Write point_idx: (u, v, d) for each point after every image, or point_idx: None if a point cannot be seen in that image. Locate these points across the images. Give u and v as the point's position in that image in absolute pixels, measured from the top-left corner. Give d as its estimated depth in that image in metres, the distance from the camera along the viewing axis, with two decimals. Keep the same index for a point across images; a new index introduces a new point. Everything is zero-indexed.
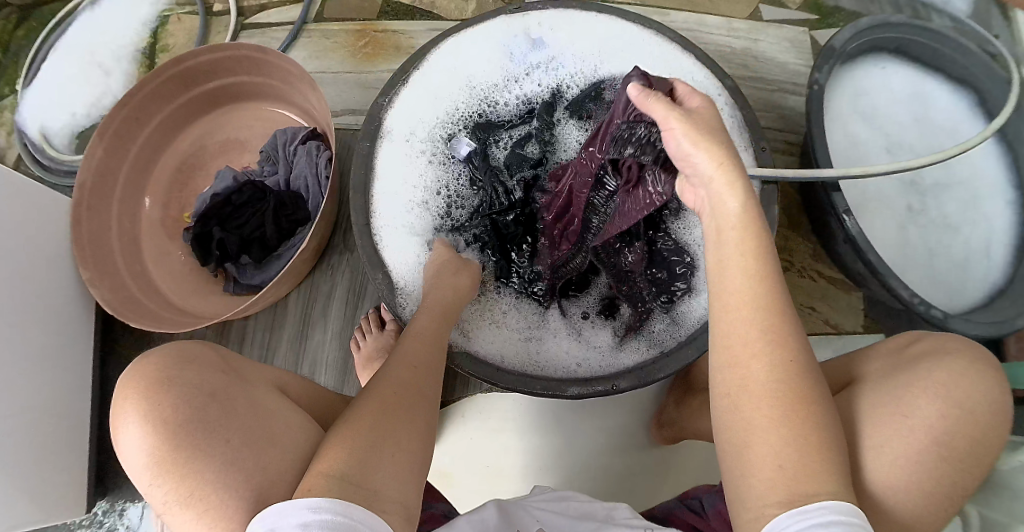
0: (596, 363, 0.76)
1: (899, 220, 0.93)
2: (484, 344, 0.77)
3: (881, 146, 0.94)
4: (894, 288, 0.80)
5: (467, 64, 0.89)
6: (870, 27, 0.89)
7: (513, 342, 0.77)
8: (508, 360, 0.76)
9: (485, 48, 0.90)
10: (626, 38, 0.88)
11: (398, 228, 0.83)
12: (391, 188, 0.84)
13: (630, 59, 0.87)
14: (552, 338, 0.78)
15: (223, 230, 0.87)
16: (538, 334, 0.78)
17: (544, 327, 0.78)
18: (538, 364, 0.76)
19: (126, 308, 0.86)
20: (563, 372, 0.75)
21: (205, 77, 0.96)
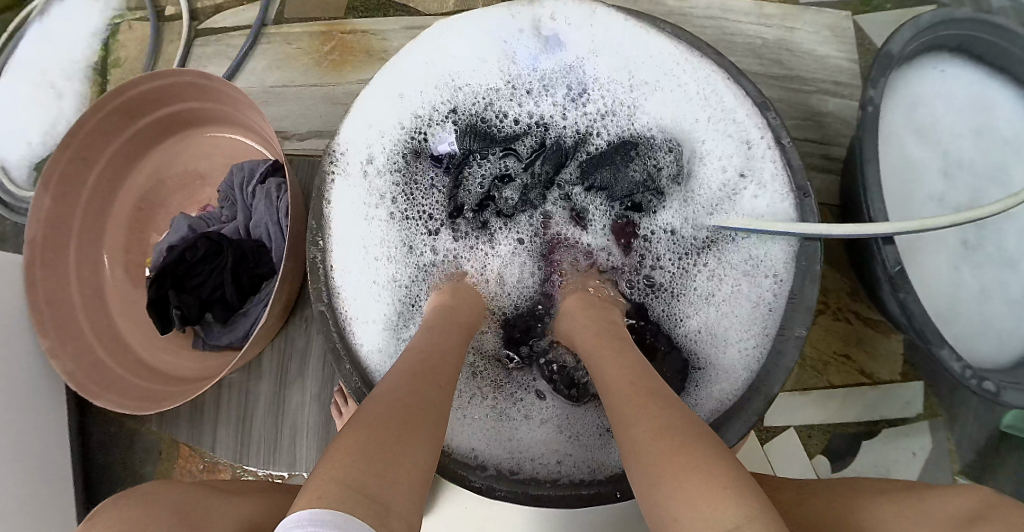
0: (584, 459, 0.69)
1: (950, 257, 0.80)
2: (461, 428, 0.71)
3: (935, 169, 0.79)
4: (944, 360, 0.70)
5: (458, 67, 0.78)
6: (932, 25, 0.73)
7: (490, 431, 0.71)
8: (492, 455, 0.70)
9: (483, 48, 0.78)
10: (655, 59, 0.75)
11: (362, 285, 0.75)
12: (351, 232, 0.76)
13: (652, 83, 0.76)
14: (535, 426, 0.71)
15: (180, 293, 0.80)
16: (519, 420, 0.72)
17: (527, 413, 0.72)
18: (519, 455, 0.70)
19: (91, 381, 0.80)
20: (545, 468, 0.69)
21: (153, 105, 0.86)
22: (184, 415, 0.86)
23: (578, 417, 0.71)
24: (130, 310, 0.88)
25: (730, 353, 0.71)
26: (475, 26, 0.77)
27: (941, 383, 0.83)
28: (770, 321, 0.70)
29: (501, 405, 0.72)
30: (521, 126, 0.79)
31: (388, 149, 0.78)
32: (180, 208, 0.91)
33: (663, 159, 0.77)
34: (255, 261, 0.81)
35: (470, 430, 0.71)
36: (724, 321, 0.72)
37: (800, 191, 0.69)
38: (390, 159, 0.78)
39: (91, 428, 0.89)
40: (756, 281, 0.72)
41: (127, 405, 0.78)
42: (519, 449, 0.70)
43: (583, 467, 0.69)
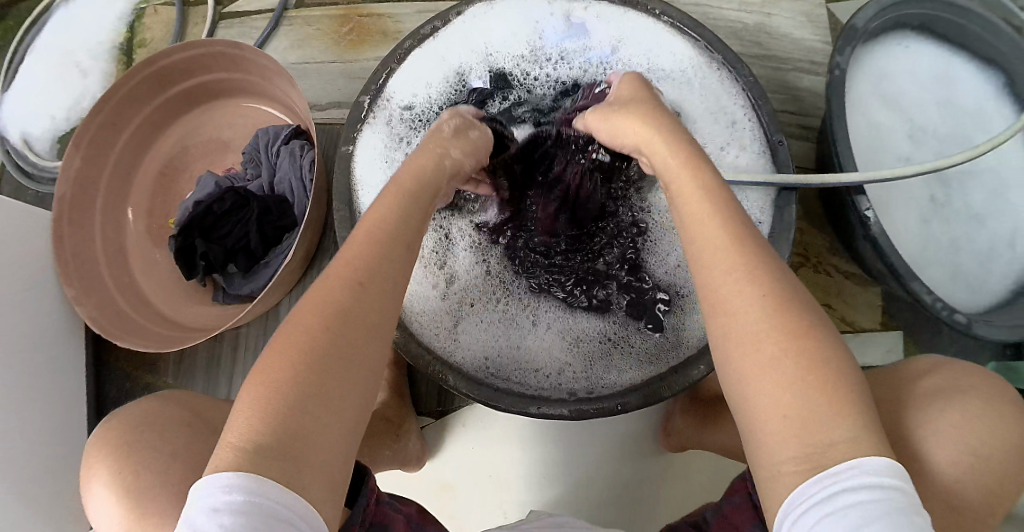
0: (585, 375, 0.71)
1: (920, 213, 0.88)
2: (463, 345, 0.73)
3: (901, 133, 0.88)
4: (915, 291, 0.75)
5: (492, 38, 0.84)
6: (894, 4, 0.83)
7: (490, 346, 0.73)
8: (494, 369, 0.72)
9: (515, 25, 0.85)
10: (670, 37, 0.81)
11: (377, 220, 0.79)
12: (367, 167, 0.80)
13: (663, 54, 0.81)
14: (535, 342, 0.73)
15: (207, 242, 0.84)
16: (520, 338, 0.74)
17: (527, 332, 0.74)
18: (519, 370, 0.72)
19: (114, 327, 0.83)
20: (542, 383, 0.71)
21: (182, 75, 0.92)
22: (201, 365, 0.89)
23: (576, 336, 0.73)
24: (150, 269, 0.91)
25: None
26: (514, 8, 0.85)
27: (918, 330, 0.89)
28: None
29: (503, 325, 0.74)
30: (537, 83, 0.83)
31: (414, 94, 0.83)
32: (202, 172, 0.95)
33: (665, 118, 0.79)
34: (279, 214, 0.85)
35: (470, 344, 0.73)
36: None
37: (772, 138, 0.76)
38: (420, 114, 0.83)
39: (107, 386, 0.91)
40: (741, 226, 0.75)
41: (149, 346, 0.82)
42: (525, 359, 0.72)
43: (579, 384, 0.71)
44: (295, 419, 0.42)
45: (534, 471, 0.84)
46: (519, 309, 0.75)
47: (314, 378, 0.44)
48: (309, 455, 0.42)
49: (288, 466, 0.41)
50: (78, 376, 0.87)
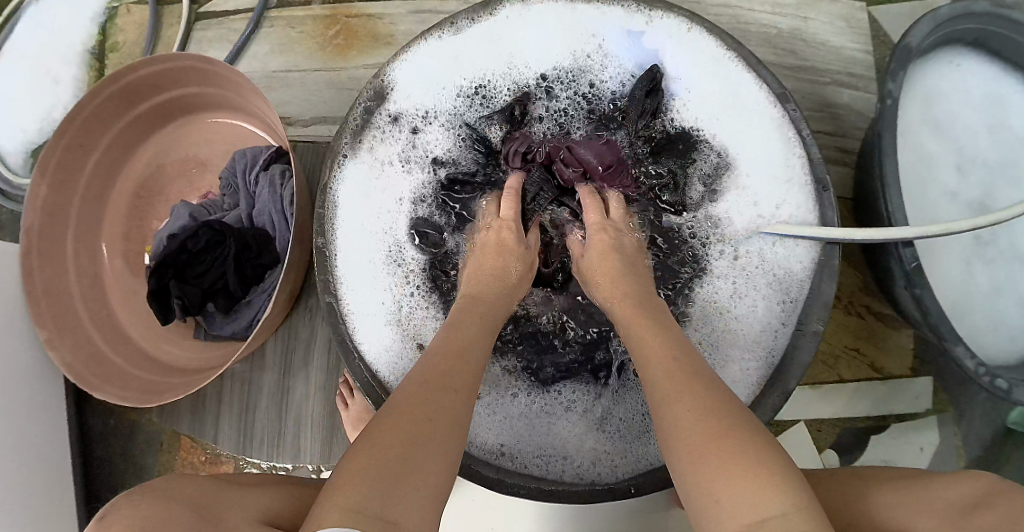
0: (609, 455, 0.66)
1: (964, 253, 0.79)
2: (483, 428, 0.68)
3: (949, 164, 0.78)
4: (957, 356, 0.70)
5: (514, 47, 0.76)
6: (950, 18, 0.72)
7: (502, 414, 0.68)
8: (515, 452, 0.67)
9: (544, 35, 0.76)
10: (724, 67, 0.72)
11: (370, 266, 0.72)
12: (354, 187, 0.73)
13: (722, 88, 0.72)
14: (561, 420, 0.68)
15: (182, 284, 0.78)
16: (544, 415, 0.69)
17: (552, 409, 0.69)
18: (542, 452, 0.67)
19: (90, 372, 0.78)
20: (556, 459, 0.66)
21: (151, 91, 0.83)
22: (185, 409, 0.84)
23: (590, 405, 0.69)
24: (129, 300, 0.86)
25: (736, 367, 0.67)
26: (550, 15, 0.76)
27: (951, 379, 0.82)
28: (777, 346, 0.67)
29: (526, 402, 0.69)
30: (550, 126, 0.75)
31: (417, 126, 0.75)
32: (181, 194, 0.88)
33: (704, 169, 0.73)
34: (258, 250, 0.78)
35: (479, 411, 0.68)
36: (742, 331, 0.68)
37: (820, 185, 0.67)
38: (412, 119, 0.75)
39: (91, 421, 0.88)
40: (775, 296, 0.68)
41: (120, 395, 0.77)
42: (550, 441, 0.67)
43: (593, 461, 0.66)
44: (390, 488, 0.41)
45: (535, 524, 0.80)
46: (542, 386, 0.70)
47: (398, 445, 0.43)
48: (389, 508, 0.40)
49: (375, 521, 0.39)
50: (60, 413, 0.84)
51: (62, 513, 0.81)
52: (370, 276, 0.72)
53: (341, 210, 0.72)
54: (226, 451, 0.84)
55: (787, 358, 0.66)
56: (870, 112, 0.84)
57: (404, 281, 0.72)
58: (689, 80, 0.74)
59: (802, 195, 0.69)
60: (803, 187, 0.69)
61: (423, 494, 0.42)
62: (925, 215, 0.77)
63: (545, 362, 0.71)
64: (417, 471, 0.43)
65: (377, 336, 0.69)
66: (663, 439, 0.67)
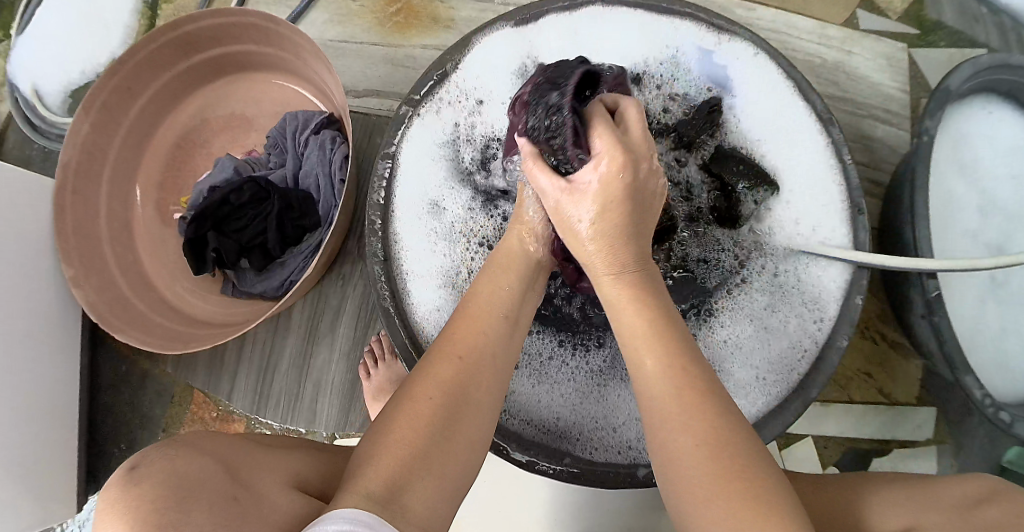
0: None
1: (978, 291, 0.83)
2: (531, 406, 0.68)
3: (972, 206, 0.82)
4: (968, 386, 0.73)
5: (584, 44, 0.78)
6: (989, 66, 0.77)
7: (540, 400, 0.68)
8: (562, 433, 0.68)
9: (613, 36, 0.78)
10: (782, 87, 0.75)
11: (416, 233, 0.73)
12: (416, 161, 0.74)
13: (779, 107, 0.75)
14: (612, 402, 0.68)
15: (219, 235, 0.78)
16: (593, 395, 0.68)
17: (601, 390, 0.68)
18: (590, 433, 0.67)
19: (113, 315, 0.77)
20: (590, 448, 0.67)
21: (208, 43, 0.83)
22: (202, 363, 0.83)
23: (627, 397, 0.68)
24: (157, 249, 0.85)
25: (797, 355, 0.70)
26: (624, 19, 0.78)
27: (953, 410, 0.86)
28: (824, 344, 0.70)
29: (574, 383, 0.69)
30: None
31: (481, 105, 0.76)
32: (223, 149, 0.88)
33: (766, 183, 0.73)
34: (301, 211, 0.78)
35: (518, 394, 0.69)
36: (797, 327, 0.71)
37: (855, 207, 0.72)
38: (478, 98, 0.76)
39: (100, 367, 0.87)
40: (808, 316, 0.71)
41: (143, 338, 0.76)
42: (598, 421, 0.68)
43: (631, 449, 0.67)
44: (409, 473, 0.44)
45: (548, 513, 0.80)
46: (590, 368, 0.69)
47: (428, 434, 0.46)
48: (404, 487, 0.43)
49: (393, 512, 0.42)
50: (73, 355, 0.82)
51: (62, 457, 0.79)
52: (410, 242, 0.72)
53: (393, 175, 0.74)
54: (240, 410, 0.83)
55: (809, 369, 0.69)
56: (902, 149, 0.88)
57: (446, 253, 0.72)
58: (752, 94, 0.76)
59: (837, 217, 0.72)
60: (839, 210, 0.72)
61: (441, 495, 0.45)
62: (944, 249, 0.81)
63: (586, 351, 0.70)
64: (442, 473, 0.46)
65: (420, 303, 0.71)
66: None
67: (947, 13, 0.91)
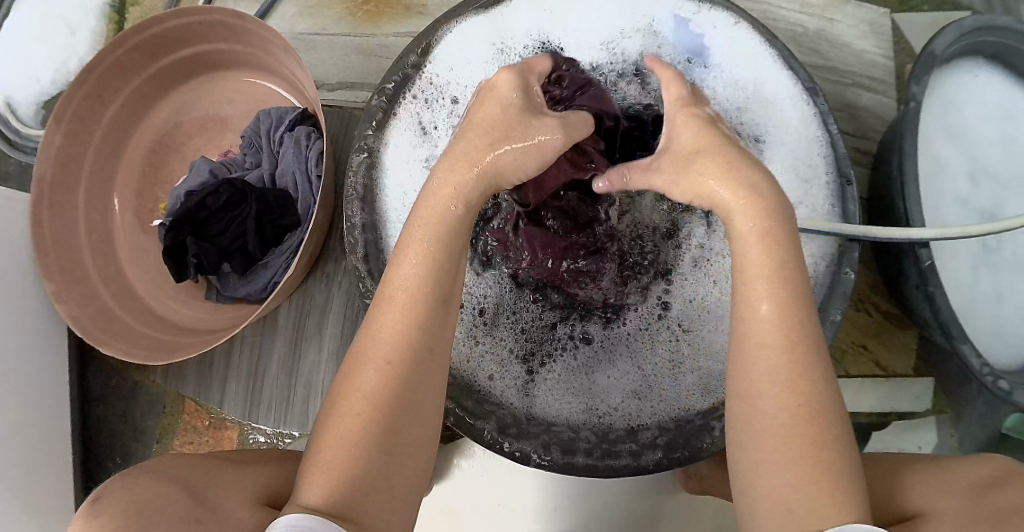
0: (640, 412, 0.67)
1: (971, 259, 0.82)
2: (506, 380, 0.69)
3: (962, 172, 0.81)
4: (964, 355, 0.72)
5: (559, 25, 0.77)
6: (973, 29, 0.75)
7: (516, 378, 0.69)
8: (539, 411, 0.68)
9: (588, 16, 0.77)
10: (763, 57, 0.73)
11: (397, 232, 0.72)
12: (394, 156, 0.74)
13: (760, 77, 0.73)
14: (597, 374, 0.69)
15: (198, 241, 0.77)
16: (576, 371, 0.69)
17: (584, 366, 0.69)
18: (568, 410, 0.68)
19: (98, 328, 0.77)
20: (567, 427, 0.67)
21: (176, 44, 0.82)
22: (191, 370, 0.83)
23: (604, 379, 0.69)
24: (139, 257, 0.84)
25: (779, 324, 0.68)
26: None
27: (951, 379, 0.85)
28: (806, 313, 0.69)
29: (555, 361, 0.69)
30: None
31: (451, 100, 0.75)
32: (198, 152, 0.87)
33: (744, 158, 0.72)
34: (280, 210, 0.77)
35: (498, 374, 0.69)
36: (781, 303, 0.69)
37: (843, 178, 0.70)
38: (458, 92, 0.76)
39: (91, 379, 0.86)
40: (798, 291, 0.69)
41: (126, 350, 0.75)
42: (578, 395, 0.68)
43: (611, 429, 0.67)
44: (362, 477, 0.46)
45: (548, 503, 0.80)
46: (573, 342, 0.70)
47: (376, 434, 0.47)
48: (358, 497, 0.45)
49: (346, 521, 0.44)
50: (62, 369, 0.82)
51: (57, 471, 0.79)
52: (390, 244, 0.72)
53: (368, 173, 0.74)
54: (232, 416, 0.82)
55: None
56: (890, 116, 0.86)
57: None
58: (733, 66, 0.74)
59: (824, 189, 0.70)
60: (828, 182, 0.70)
61: (405, 479, 0.48)
62: (936, 218, 0.80)
63: (562, 327, 0.71)
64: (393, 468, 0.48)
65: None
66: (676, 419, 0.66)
67: None
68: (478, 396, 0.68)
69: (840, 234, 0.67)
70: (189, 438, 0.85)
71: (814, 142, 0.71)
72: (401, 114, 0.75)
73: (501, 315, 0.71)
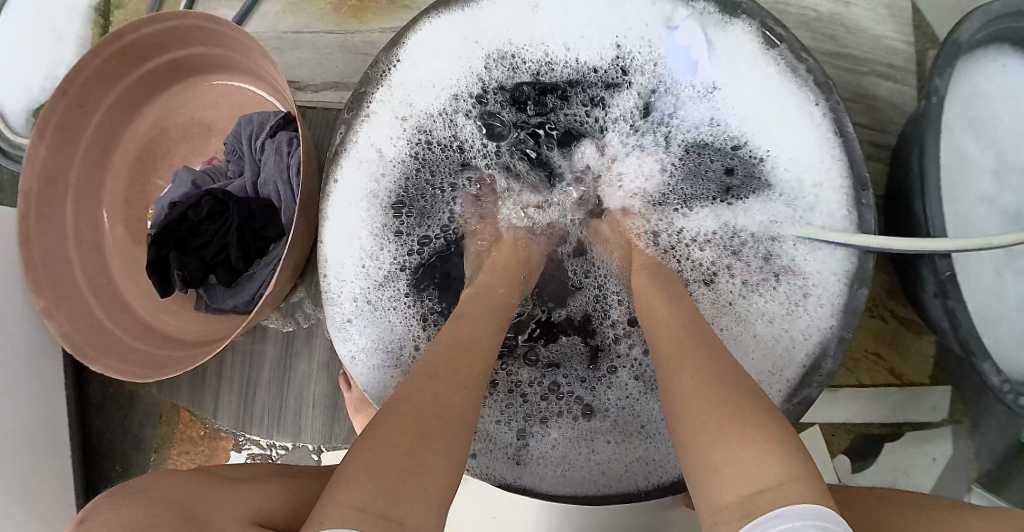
0: (643, 465, 0.66)
1: (996, 263, 0.76)
2: (491, 446, 0.68)
3: (988, 170, 0.75)
4: (983, 372, 0.67)
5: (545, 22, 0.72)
6: (1002, 14, 0.68)
7: (507, 445, 0.68)
8: (532, 473, 0.67)
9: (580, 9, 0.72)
10: (760, 53, 0.68)
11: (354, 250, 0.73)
12: (358, 195, 0.73)
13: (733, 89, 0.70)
14: (587, 426, 0.69)
15: (182, 254, 0.75)
16: (559, 426, 0.69)
17: (569, 421, 0.69)
18: (567, 471, 0.67)
19: (88, 343, 0.77)
20: (567, 477, 0.66)
21: (156, 50, 0.79)
22: (184, 382, 0.82)
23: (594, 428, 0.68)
24: (130, 268, 0.84)
25: (778, 347, 0.67)
26: None
27: (968, 388, 0.80)
28: (808, 324, 0.66)
29: (537, 414, 0.69)
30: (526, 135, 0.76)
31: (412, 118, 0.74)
32: (184, 159, 0.85)
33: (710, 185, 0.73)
34: (263, 221, 0.75)
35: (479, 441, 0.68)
36: (779, 340, 0.67)
37: (859, 184, 0.65)
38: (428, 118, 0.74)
39: (88, 387, 0.87)
40: (800, 311, 0.67)
41: (113, 367, 0.75)
42: (569, 454, 0.67)
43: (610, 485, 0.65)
44: (398, 487, 0.40)
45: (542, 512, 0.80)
46: (553, 394, 0.70)
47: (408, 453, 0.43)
48: (398, 507, 0.39)
49: (381, 522, 0.38)
50: (58, 380, 0.83)
51: (57, 481, 0.80)
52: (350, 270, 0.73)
53: (337, 209, 0.72)
54: (225, 427, 0.82)
55: (809, 365, 0.65)
56: (909, 107, 0.80)
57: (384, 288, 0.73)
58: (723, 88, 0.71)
59: (836, 196, 0.66)
60: (841, 186, 0.66)
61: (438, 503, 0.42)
62: (959, 220, 0.74)
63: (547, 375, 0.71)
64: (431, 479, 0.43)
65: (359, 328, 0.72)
66: (677, 465, 0.65)
67: None
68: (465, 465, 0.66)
69: (854, 244, 0.62)
70: (185, 448, 0.85)
71: (827, 143, 0.66)
72: (372, 131, 0.72)
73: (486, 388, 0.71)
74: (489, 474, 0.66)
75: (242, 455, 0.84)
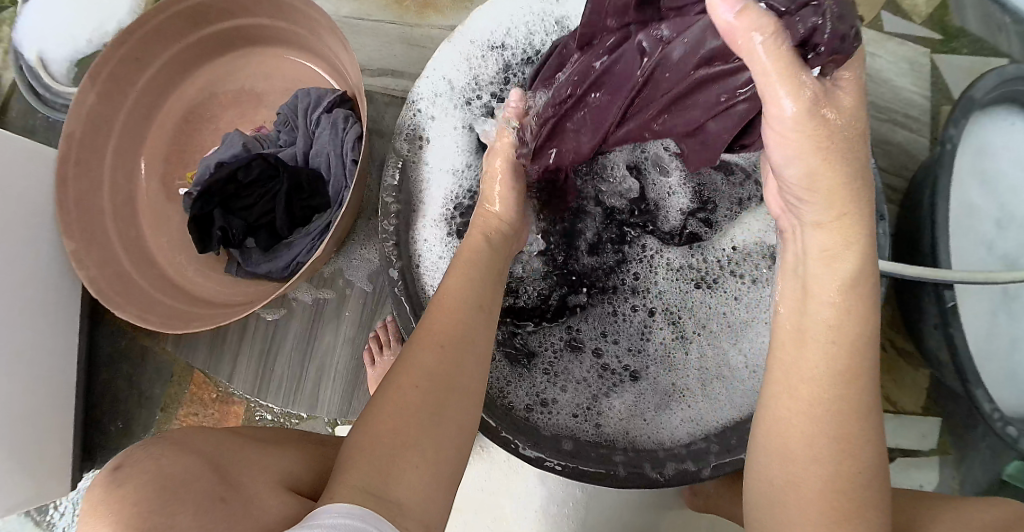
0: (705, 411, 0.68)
1: (991, 304, 0.83)
2: (554, 415, 0.69)
3: (989, 218, 0.82)
4: (977, 399, 0.72)
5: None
6: (1014, 78, 0.75)
7: (567, 415, 0.69)
8: (594, 435, 0.68)
9: None
10: None
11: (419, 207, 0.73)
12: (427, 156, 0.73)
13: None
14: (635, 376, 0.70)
15: (226, 214, 0.76)
16: (609, 388, 0.69)
17: (615, 378, 0.70)
18: (635, 424, 0.68)
19: (114, 292, 0.76)
20: (643, 434, 0.68)
21: (220, 15, 0.81)
22: (203, 342, 0.82)
23: (645, 390, 0.69)
24: (160, 224, 0.83)
25: None
26: None
27: (959, 420, 0.85)
28: None
29: (587, 375, 0.70)
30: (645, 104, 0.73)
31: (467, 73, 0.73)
32: (230, 124, 0.86)
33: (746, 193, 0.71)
34: (310, 191, 0.77)
35: (539, 408, 0.69)
36: None
37: (877, 214, 0.69)
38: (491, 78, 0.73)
39: (99, 340, 0.85)
40: None
41: (138, 318, 0.74)
42: (631, 409, 0.69)
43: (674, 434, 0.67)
44: (383, 461, 0.46)
45: (552, 502, 0.81)
46: (595, 350, 0.71)
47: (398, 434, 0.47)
48: (387, 481, 0.45)
49: (382, 501, 0.44)
50: (71, 329, 0.81)
51: (55, 432, 0.78)
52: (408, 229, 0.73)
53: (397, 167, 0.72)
54: (240, 392, 0.82)
55: None
56: (922, 155, 0.87)
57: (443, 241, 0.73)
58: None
59: None
60: None
61: (427, 480, 0.47)
62: (960, 261, 0.80)
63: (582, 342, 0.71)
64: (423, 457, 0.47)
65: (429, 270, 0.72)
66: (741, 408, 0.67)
67: (970, 19, 0.89)
68: (532, 438, 0.67)
69: (872, 268, 0.67)
70: (194, 410, 0.84)
71: None
72: (429, 90, 0.73)
73: (520, 374, 0.70)
74: (556, 443, 0.67)
75: (253, 423, 0.83)
